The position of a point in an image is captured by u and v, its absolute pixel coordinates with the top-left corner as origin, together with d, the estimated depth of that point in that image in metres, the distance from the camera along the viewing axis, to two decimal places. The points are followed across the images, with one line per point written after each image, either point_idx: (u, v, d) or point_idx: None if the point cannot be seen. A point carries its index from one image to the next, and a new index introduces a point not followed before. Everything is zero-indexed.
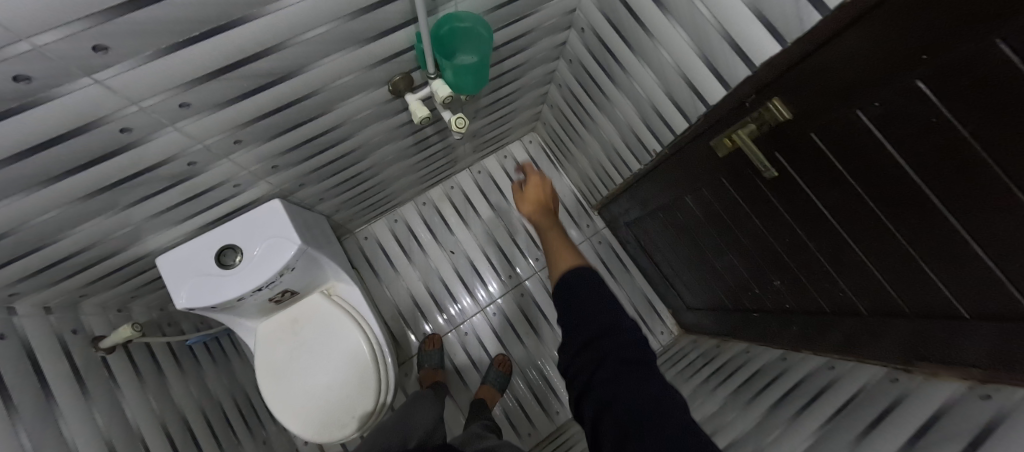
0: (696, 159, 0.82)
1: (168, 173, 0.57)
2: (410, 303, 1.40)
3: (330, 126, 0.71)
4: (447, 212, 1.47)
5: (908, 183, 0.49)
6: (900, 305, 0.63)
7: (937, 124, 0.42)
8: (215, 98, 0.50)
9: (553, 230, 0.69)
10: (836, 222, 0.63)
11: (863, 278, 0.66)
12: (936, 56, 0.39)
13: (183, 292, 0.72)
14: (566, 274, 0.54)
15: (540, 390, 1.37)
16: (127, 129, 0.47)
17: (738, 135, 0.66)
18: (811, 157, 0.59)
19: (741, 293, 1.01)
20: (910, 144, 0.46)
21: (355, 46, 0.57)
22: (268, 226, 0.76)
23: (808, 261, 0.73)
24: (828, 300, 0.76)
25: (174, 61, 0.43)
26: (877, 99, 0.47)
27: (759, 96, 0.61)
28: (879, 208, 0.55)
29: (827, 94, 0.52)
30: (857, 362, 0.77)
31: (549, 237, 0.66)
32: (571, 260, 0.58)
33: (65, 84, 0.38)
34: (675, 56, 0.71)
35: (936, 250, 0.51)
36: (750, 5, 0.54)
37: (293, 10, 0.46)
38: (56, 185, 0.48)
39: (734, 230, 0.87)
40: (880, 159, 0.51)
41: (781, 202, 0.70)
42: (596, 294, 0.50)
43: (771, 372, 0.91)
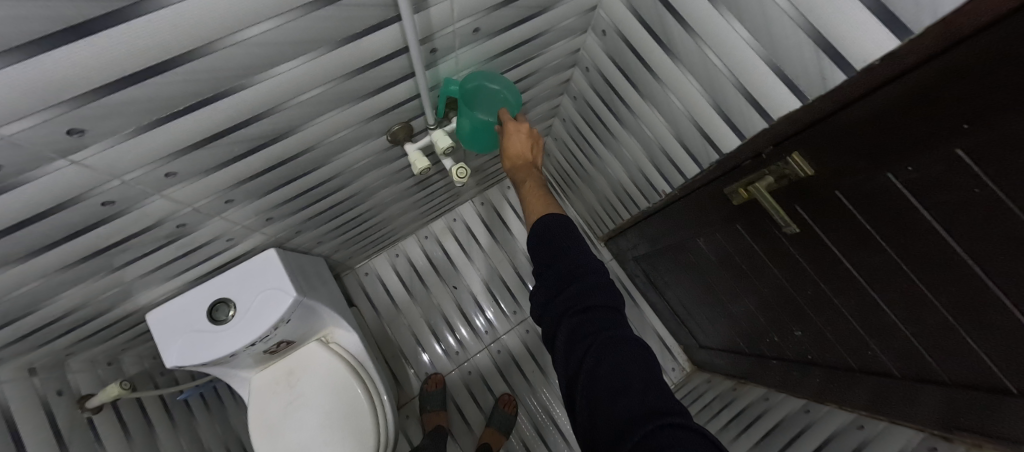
0: (709, 204, 0.78)
1: (155, 237, 0.55)
2: (412, 340, 1.36)
3: (326, 177, 0.69)
4: (450, 245, 1.44)
5: (948, 251, 0.45)
6: (938, 373, 0.57)
7: (982, 196, 0.38)
8: (203, 164, 0.48)
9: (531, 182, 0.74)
10: (865, 282, 0.58)
11: (895, 340, 0.60)
12: (979, 128, 0.35)
13: (172, 350, 0.69)
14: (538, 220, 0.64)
15: (547, 434, 1.30)
16: (109, 202, 0.44)
17: (754, 188, 0.62)
18: (834, 215, 0.55)
19: (758, 338, 0.95)
20: (950, 213, 0.42)
21: (351, 103, 0.55)
22: (263, 277, 0.74)
23: (832, 316, 0.69)
24: (856, 357, 0.71)
25: (158, 135, 0.41)
26: (910, 164, 0.43)
27: (776, 149, 0.57)
28: (913, 272, 0.50)
29: (853, 155, 0.48)
30: (889, 423, 0.71)
31: (528, 199, 0.71)
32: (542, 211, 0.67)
33: (37, 168, 0.36)
34: (685, 102, 0.68)
35: (979, 322, 0.47)
36: (766, 61, 0.51)
37: (284, 76, 0.44)
38: (35, 260, 0.45)
39: (750, 277, 0.82)
40: (915, 225, 0.46)
41: (803, 256, 0.65)
42: (567, 226, 0.61)
43: (795, 428, 0.86)
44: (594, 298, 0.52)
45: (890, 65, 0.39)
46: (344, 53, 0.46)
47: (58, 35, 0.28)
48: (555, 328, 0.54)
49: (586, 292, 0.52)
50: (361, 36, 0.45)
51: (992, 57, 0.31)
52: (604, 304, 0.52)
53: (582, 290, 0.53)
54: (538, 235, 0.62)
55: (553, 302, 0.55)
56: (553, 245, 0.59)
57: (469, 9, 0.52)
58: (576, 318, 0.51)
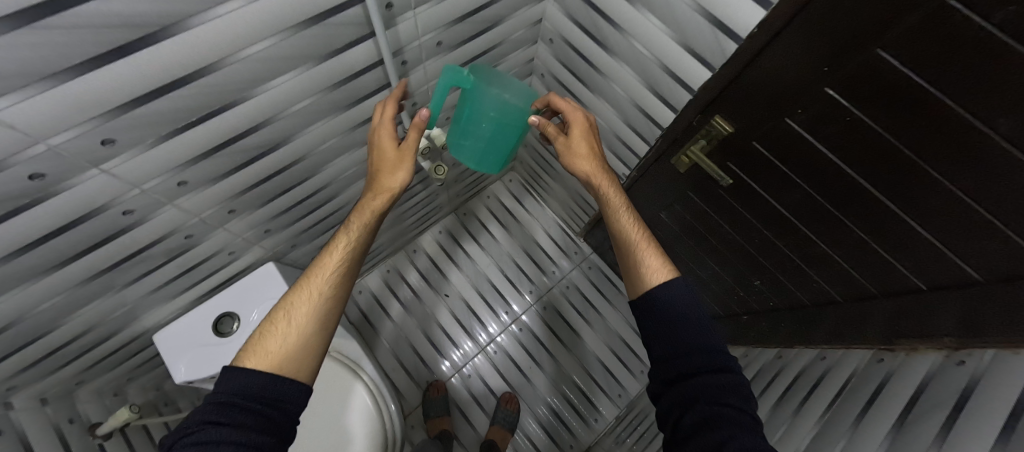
0: (663, 177, 0.88)
1: (164, 249, 0.61)
2: (411, 352, 1.39)
3: (318, 186, 0.76)
4: (438, 256, 1.50)
5: (844, 176, 0.55)
6: (869, 289, 0.67)
7: (852, 122, 0.50)
8: (211, 173, 0.55)
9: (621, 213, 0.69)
10: (795, 219, 0.68)
11: (830, 268, 0.70)
12: (836, 68, 0.46)
13: (180, 367, 0.72)
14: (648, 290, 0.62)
15: (550, 426, 1.36)
16: (129, 210, 0.50)
17: (693, 151, 0.73)
18: (757, 164, 0.66)
19: (728, 298, 1.04)
20: (836, 142, 0.53)
21: (336, 113, 0.63)
22: (263, 289, 0.79)
23: (779, 258, 0.78)
24: (806, 293, 0.79)
25: (173, 144, 0.47)
26: (799, 108, 0.54)
27: (703, 116, 0.67)
28: (826, 201, 0.61)
29: (759, 108, 0.59)
30: (845, 351, 0.79)
31: (634, 246, 0.67)
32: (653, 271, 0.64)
33: (73, 176, 0.42)
34: (626, 89, 0.79)
35: (883, 232, 0.57)
36: (677, 42, 0.62)
37: (279, 88, 0.52)
38: (61, 272, 0.50)
39: (709, 238, 0.92)
40: (816, 158, 0.57)
41: (744, 207, 0.75)
42: (688, 303, 0.59)
43: (771, 373, 0.95)
44: (721, 384, 0.52)
45: (766, 30, 0.49)
46: (328, 67, 0.54)
47: (102, 57, 0.35)
48: (679, 414, 0.54)
49: (712, 382, 0.53)
50: (342, 51, 0.53)
51: (834, 10, 0.42)
52: (733, 393, 0.52)
53: (714, 383, 0.53)
54: (662, 306, 0.60)
55: (676, 388, 0.56)
56: (674, 327, 0.58)
57: (431, 24, 0.62)
58: (706, 407, 0.51)
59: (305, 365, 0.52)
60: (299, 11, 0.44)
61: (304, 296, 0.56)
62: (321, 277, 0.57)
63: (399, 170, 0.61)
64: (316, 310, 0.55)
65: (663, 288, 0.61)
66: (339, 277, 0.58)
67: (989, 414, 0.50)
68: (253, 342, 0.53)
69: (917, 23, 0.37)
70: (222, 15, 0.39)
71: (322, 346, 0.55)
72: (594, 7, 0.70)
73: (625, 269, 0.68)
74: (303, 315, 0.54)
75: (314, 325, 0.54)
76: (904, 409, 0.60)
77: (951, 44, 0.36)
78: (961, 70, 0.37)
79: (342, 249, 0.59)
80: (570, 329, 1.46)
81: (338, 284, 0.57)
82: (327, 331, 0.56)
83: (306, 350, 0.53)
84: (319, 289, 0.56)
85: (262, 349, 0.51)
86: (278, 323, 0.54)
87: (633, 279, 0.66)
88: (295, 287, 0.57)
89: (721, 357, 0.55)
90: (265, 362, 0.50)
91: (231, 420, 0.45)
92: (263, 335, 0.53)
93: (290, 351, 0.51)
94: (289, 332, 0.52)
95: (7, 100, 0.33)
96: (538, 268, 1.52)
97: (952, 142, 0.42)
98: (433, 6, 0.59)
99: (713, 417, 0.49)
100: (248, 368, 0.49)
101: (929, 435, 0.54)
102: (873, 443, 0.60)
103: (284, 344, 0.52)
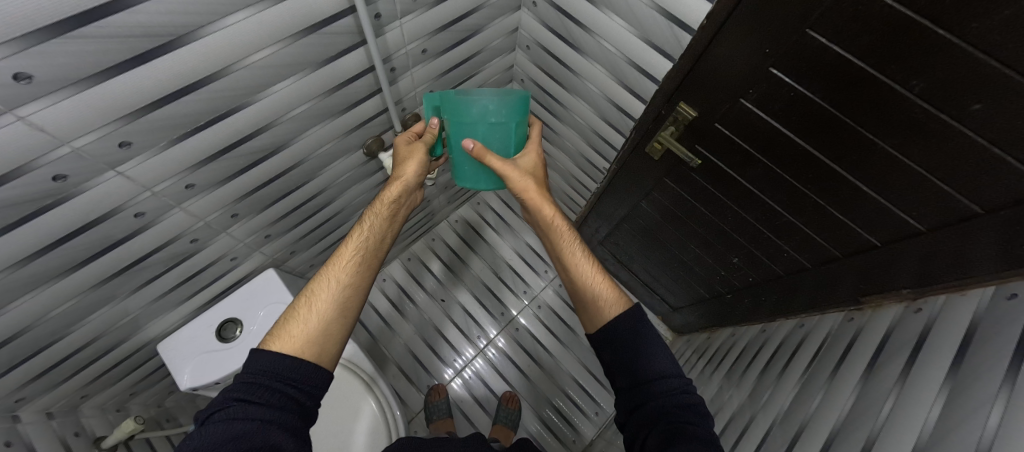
0: (641, 166, 0.94)
1: (172, 253, 0.66)
2: (410, 358, 1.42)
3: (314, 191, 0.81)
4: (432, 262, 1.54)
5: (797, 147, 0.61)
6: (833, 253, 0.72)
7: (796, 97, 0.55)
8: (216, 177, 0.59)
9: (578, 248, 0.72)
10: (761, 193, 0.74)
11: (799, 237, 0.75)
12: (775, 50, 0.52)
13: (186, 372, 0.77)
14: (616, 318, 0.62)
15: (552, 422, 1.37)
16: (140, 213, 0.55)
17: (664, 137, 0.79)
18: (722, 143, 0.72)
19: (711, 279, 1.10)
20: (784, 117, 0.59)
21: (331, 118, 0.68)
22: (263, 295, 0.84)
23: (753, 233, 0.84)
24: (779, 263, 0.85)
25: (183, 148, 0.51)
26: (750, 89, 0.60)
27: (669, 104, 0.73)
28: (786, 172, 0.66)
29: (716, 92, 0.64)
30: (821, 315, 0.85)
31: (584, 282, 0.68)
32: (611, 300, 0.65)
33: (93, 179, 0.46)
34: (599, 86, 0.86)
35: (837, 196, 0.63)
36: (640, 38, 0.69)
37: (280, 93, 0.56)
38: (74, 274, 0.54)
39: (687, 221, 0.98)
40: (771, 133, 0.63)
41: (715, 185, 0.81)
42: (646, 332, 0.61)
43: (756, 346, 1.00)
44: (679, 405, 0.54)
45: (712, 22, 0.56)
46: (324, 73, 0.59)
47: (121, 65, 0.39)
48: (643, 435, 0.53)
49: (669, 402, 0.54)
50: (336, 59, 0.58)
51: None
52: (692, 412, 0.53)
53: (671, 403, 0.54)
54: (622, 338, 0.61)
55: (639, 412, 0.55)
56: (632, 354, 0.59)
57: (417, 33, 0.67)
58: (668, 425, 0.51)
59: (330, 345, 0.55)
60: (298, 21, 0.49)
61: (327, 281, 0.59)
62: (342, 263, 0.60)
63: (409, 163, 0.66)
64: (337, 294, 0.58)
65: (617, 322, 0.62)
66: (358, 265, 0.61)
67: (942, 348, 0.55)
68: (279, 327, 0.55)
69: (833, 5, 0.43)
70: (231, 25, 0.43)
71: (344, 332, 0.58)
72: (563, 12, 0.77)
73: (577, 303, 0.69)
74: (325, 300, 0.57)
75: (336, 308, 0.57)
76: (872, 356, 0.66)
77: (866, 20, 0.42)
78: (877, 42, 0.43)
79: (358, 237, 0.63)
80: (566, 326, 1.49)
81: (357, 270, 0.60)
82: (349, 316, 0.59)
83: (329, 333, 0.55)
84: (340, 274, 0.59)
85: (287, 331, 0.54)
86: (302, 308, 0.56)
87: (584, 315, 0.67)
88: (318, 275, 0.60)
89: (680, 380, 0.56)
90: (290, 345, 0.52)
91: (260, 399, 0.47)
92: (288, 319, 0.56)
93: (314, 334, 0.54)
94: (313, 316, 0.55)
95: (39, 104, 0.36)
96: (530, 269, 1.55)
97: (879, 106, 0.48)
98: (418, 15, 0.65)
99: (673, 433, 0.50)
100: (273, 351, 0.51)
101: (891, 375, 0.59)
102: (844, 389, 0.65)
103: (308, 326, 0.54)
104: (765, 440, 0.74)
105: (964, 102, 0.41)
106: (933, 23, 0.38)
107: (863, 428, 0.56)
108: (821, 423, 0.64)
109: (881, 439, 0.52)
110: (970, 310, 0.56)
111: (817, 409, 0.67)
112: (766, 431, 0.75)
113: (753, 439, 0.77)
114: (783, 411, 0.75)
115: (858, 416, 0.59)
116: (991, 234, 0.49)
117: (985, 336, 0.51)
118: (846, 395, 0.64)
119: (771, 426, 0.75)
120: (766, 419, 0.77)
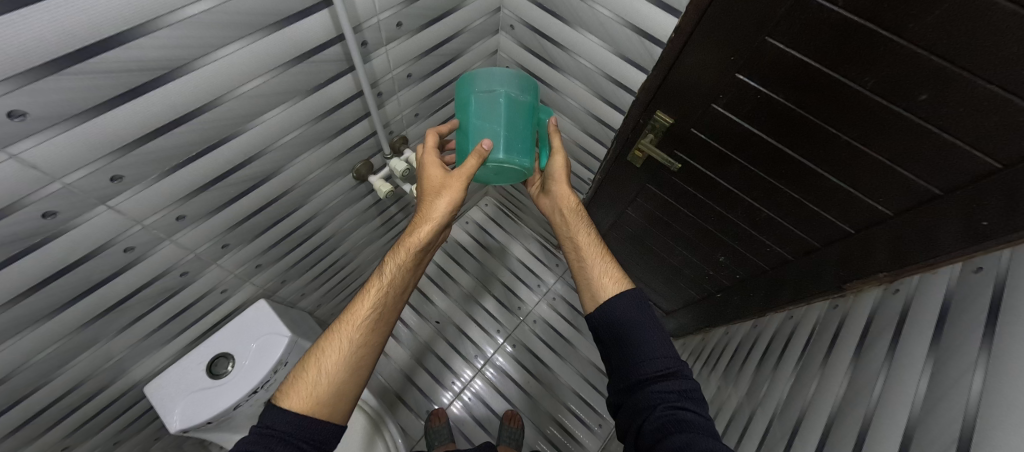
0: (624, 174, 0.97)
1: (161, 288, 0.65)
2: (407, 384, 1.39)
3: (305, 217, 0.82)
4: (425, 285, 1.53)
5: (769, 145, 0.65)
6: (812, 243, 0.75)
7: (762, 99, 0.59)
8: (206, 208, 0.59)
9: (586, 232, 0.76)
10: (739, 191, 0.77)
11: (778, 230, 0.79)
12: (739, 58, 0.57)
13: (176, 414, 0.74)
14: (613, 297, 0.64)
15: (557, 439, 1.35)
16: (130, 248, 0.54)
17: (644, 145, 0.83)
18: (699, 147, 0.75)
19: (701, 281, 1.12)
20: (754, 117, 0.63)
21: (321, 143, 0.69)
22: (256, 327, 0.82)
23: (734, 230, 0.87)
24: (763, 259, 0.88)
25: (174, 179, 0.52)
26: (719, 94, 0.64)
27: (646, 113, 0.77)
28: (760, 170, 0.70)
29: (689, 99, 0.68)
30: (807, 305, 0.88)
31: (590, 259, 0.71)
32: (611, 280, 0.67)
33: (82, 214, 0.46)
34: (578, 99, 0.90)
35: (810, 189, 0.66)
36: (615, 53, 0.73)
37: (270, 121, 0.57)
38: (59, 317, 0.53)
39: (674, 225, 1.01)
40: (743, 134, 0.67)
41: (696, 188, 0.85)
42: (640, 312, 0.62)
43: (749, 342, 1.02)
44: (675, 390, 0.54)
45: (681, 34, 0.60)
46: (314, 99, 0.61)
47: (115, 99, 0.39)
48: (639, 422, 0.53)
49: (664, 388, 0.54)
50: (325, 85, 0.60)
51: (728, 11, 0.53)
52: (688, 398, 0.53)
53: (665, 389, 0.54)
54: (615, 316, 0.62)
55: (635, 396, 0.56)
56: (626, 338, 0.60)
57: (402, 58, 0.70)
58: (663, 412, 0.51)
59: (339, 402, 0.54)
60: (288, 51, 0.51)
61: (339, 339, 0.58)
62: (355, 322, 0.59)
63: (441, 198, 0.63)
64: (350, 355, 0.56)
65: (614, 300, 0.63)
66: (372, 322, 0.59)
67: (922, 323, 0.58)
68: (288, 385, 0.54)
69: (787, 13, 0.48)
70: (223, 57, 0.45)
71: (356, 386, 0.57)
72: (540, 33, 0.82)
73: (581, 282, 0.71)
74: (336, 360, 0.55)
75: (347, 367, 0.56)
76: (859, 339, 0.68)
77: (817, 25, 0.47)
78: (828, 45, 0.48)
79: (374, 291, 0.61)
80: (563, 339, 1.49)
81: (370, 328, 0.59)
82: (360, 372, 0.57)
83: (339, 391, 0.54)
84: (353, 333, 0.58)
85: (296, 389, 0.53)
86: (312, 366, 0.55)
87: (588, 292, 0.69)
88: (331, 331, 0.59)
89: (673, 363, 0.57)
90: (300, 405, 0.51)
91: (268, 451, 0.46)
92: (299, 376, 0.54)
93: (323, 394, 0.53)
94: (324, 375, 0.54)
95: (34, 140, 0.37)
96: (524, 285, 1.55)
97: (837, 102, 0.52)
98: (403, 42, 0.67)
99: (673, 423, 0.49)
100: (282, 409, 0.50)
101: (878, 355, 0.62)
102: (837, 374, 0.67)
103: (317, 386, 0.53)
104: (766, 431, 0.75)
105: (912, 94, 0.46)
106: (875, 26, 0.42)
107: (859, 408, 0.58)
108: (818, 408, 0.66)
109: (877, 417, 0.54)
110: (943, 285, 0.59)
111: (813, 396, 0.69)
112: (766, 423, 0.76)
113: (754, 433, 0.78)
114: (781, 401, 0.76)
115: (852, 397, 0.61)
116: (953, 212, 0.53)
117: (960, 307, 0.54)
118: (840, 380, 0.66)
119: (772, 418, 0.76)
120: (766, 411, 0.78)
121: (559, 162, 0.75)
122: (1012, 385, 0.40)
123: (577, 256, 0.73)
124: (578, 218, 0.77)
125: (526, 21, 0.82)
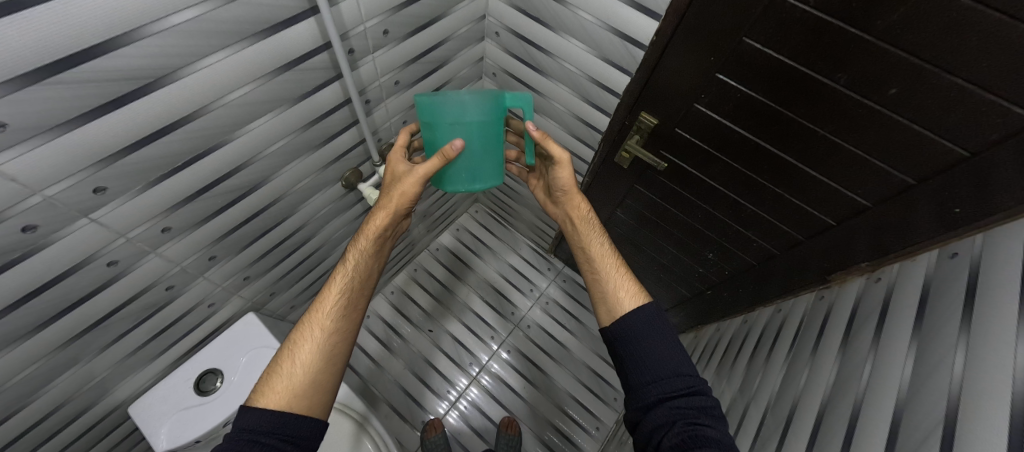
0: (613, 176, 0.99)
1: (147, 302, 0.63)
2: (402, 395, 1.37)
3: (293, 228, 0.81)
4: (416, 293, 1.52)
5: (750, 142, 0.67)
6: (796, 237, 0.77)
7: (742, 97, 0.61)
8: (192, 219, 0.58)
9: (603, 243, 0.76)
10: (725, 188, 0.79)
11: (763, 226, 0.80)
12: (719, 58, 0.58)
13: (162, 434, 0.72)
14: (631, 312, 0.64)
15: (557, 445, 1.34)
16: (113, 261, 0.53)
17: (631, 146, 0.84)
18: (685, 146, 0.77)
19: (691, 278, 1.13)
20: (735, 115, 0.65)
21: (309, 152, 0.69)
22: (244, 341, 0.83)
23: (722, 227, 0.89)
24: (750, 254, 0.89)
25: (160, 190, 0.51)
26: (701, 94, 0.65)
27: (632, 115, 0.79)
28: (744, 166, 0.72)
29: (672, 99, 0.70)
30: (795, 298, 0.90)
31: (604, 272, 0.72)
32: (628, 294, 0.68)
33: (64, 227, 0.45)
34: (564, 103, 0.92)
35: (792, 183, 0.68)
36: (599, 57, 0.75)
37: (257, 130, 0.57)
38: (40, 335, 0.51)
39: (663, 225, 1.02)
40: (726, 132, 0.68)
41: (682, 187, 0.87)
42: (654, 325, 0.63)
43: (740, 336, 1.03)
44: (695, 406, 0.54)
45: (662, 36, 0.62)
46: (301, 108, 0.60)
47: (98, 109, 0.39)
48: (659, 438, 0.52)
49: (682, 405, 0.54)
50: (312, 93, 0.60)
51: (706, 13, 0.55)
52: (708, 415, 0.53)
53: (684, 405, 0.54)
54: (630, 331, 0.62)
55: (653, 413, 0.55)
56: (642, 354, 0.60)
57: (389, 65, 0.71)
58: (685, 427, 0.51)
59: (319, 395, 0.53)
60: (273, 59, 0.51)
61: (310, 330, 0.57)
62: (323, 311, 0.58)
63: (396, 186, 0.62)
64: (323, 344, 0.56)
65: (634, 315, 0.64)
66: (342, 310, 0.59)
67: (904, 309, 0.60)
68: (263, 383, 0.53)
69: (762, 14, 0.50)
70: (209, 65, 0.45)
71: (335, 379, 0.57)
72: (525, 39, 0.83)
73: (597, 297, 0.71)
74: (308, 351, 0.55)
75: (322, 358, 0.55)
76: (845, 327, 0.70)
77: (791, 25, 0.49)
78: (803, 44, 0.49)
79: (340, 280, 0.61)
80: (558, 343, 1.48)
81: (340, 316, 0.59)
82: (336, 363, 0.57)
83: (315, 384, 0.54)
84: (322, 322, 0.57)
85: (270, 386, 0.52)
86: (285, 360, 0.55)
87: (604, 307, 0.69)
88: (300, 324, 0.58)
89: (693, 381, 0.57)
90: (275, 400, 0.50)
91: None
92: (271, 374, 0.54)
93: (300, 387, 0.52)
94: (296, 367, 0.53)
95: (14, 152, 0.36)
96: (517, 290, 1.55)
97: (812, 99, 0.54)
98: (389, 50, 0.68)
99: (692, 438, 0.49)
100: (257, 406, 0.49)
101: (864, 342, 0.63)
102: (826, 362, 0.69)
103: (292, 379, 0.53)
104: (759, 423, 0.76)
105: (882, 88, 0.48)
106: (845, 23, 0.44)
107: (849, 394, 0.59)
108: (809, 397, 0.67)
109: (866, 401, 0.55)
110: (922, 272, 0.61)
111: (805, 385, 0.70)
112: (761, 415, 0.77)
113: (749, 425, 0.79)
114: (774, 392, 0.77)
115: (841, 383, 0.62)
116: (927, 202, 0.55)
117: (939, 291, 0.55)
118: (829, 368, 0.67)
119: (766, 408, 0.77)
120: (759, 403, 0.80)
121: (564, 173, 0.75)
122: (993, 363, 0.41)
123: (592, 267, 0.73)
124: (596, 230, 0.78)
125: (511, 27, 0.83)
